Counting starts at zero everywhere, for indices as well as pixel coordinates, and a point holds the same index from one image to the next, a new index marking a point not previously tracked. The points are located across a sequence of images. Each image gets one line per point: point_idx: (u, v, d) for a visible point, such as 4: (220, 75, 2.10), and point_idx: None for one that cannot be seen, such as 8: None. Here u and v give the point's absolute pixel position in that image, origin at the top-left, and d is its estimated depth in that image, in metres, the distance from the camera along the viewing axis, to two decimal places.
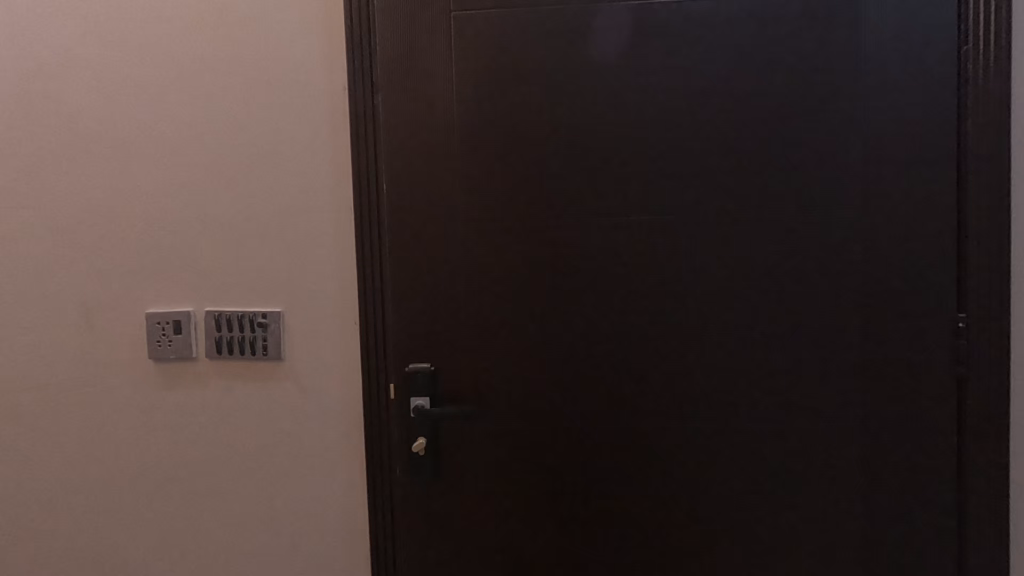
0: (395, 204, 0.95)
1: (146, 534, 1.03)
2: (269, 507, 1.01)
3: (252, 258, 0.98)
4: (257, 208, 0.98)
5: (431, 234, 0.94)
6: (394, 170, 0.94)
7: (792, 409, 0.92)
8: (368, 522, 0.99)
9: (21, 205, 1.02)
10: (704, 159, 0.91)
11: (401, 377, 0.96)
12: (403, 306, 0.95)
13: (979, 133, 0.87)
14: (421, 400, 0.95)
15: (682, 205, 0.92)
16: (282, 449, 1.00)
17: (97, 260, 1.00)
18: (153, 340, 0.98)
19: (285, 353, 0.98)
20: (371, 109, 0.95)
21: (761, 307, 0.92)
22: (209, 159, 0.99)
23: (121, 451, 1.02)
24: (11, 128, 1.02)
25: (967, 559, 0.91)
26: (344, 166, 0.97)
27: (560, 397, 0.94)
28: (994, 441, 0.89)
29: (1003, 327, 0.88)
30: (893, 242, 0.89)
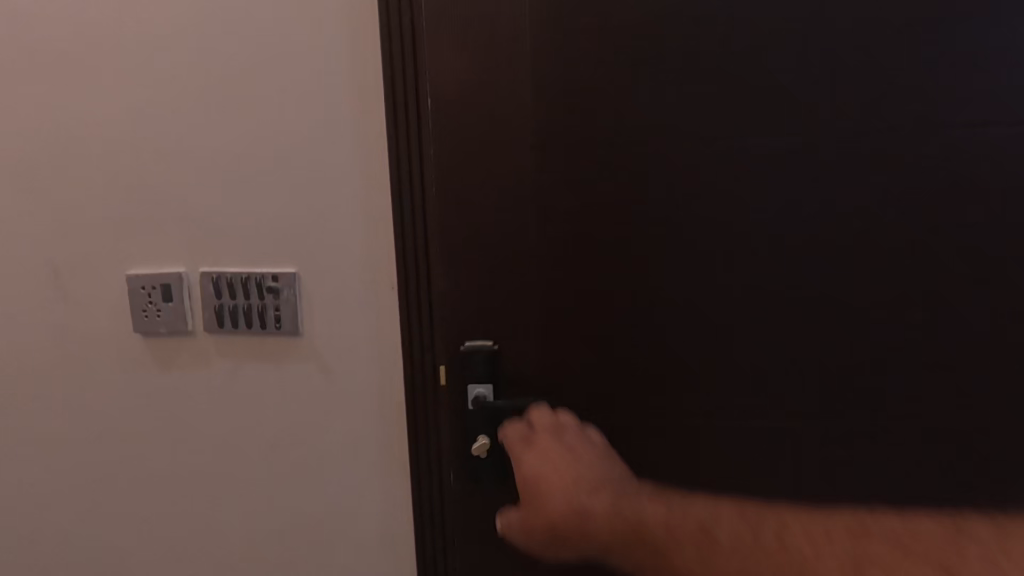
0: (445, 139, 0.71)
1: (146, 539, 0.86)
2: (290, 513, 0.82)
3: (257, 207, 0.76)
4: (260, 141, 0.75)
5: (493, 179, 0.71)
6: (442, 94, 0.70)
7: (985, 409, 0.68)
8: (412, 531, 0.81)
9: None
10: (870, 68, 0.65)
11: (454, 358, 0.74)
12: (458, 272, 0.73)
13: None
14: (482, 388, 0.74)
15: (839, 130, 0.66)
16: (304, 443, 0.80)
17: (60, 211, 0.79)
18: (139, 310, 0.78)
19: (303, 326, 0.77)
20: (411, 8, 0.70)
21: (947, 272, 0.67)
22: (194, 76, 0.74)
23: (110, 444, 0.83)
24: None
25: None
26: (375, 87, 0.72)
27: (660, 390, 0.73)
28: None
29: None
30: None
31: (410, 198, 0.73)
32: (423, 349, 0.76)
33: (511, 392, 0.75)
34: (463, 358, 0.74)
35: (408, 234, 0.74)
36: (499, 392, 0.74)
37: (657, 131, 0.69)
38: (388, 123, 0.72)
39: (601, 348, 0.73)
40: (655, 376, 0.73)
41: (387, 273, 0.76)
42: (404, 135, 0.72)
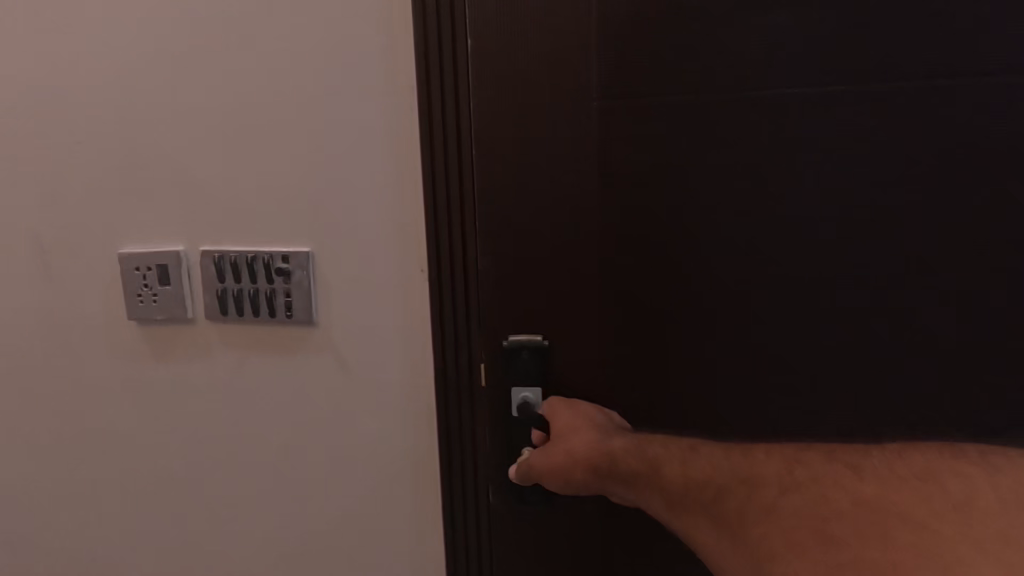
0: (490, 95, 0.59)
1: (146, 548, 0.77)
2: (304, 524, 0.73)
3: (263, 176, 0.65)
4: (265, 97, 0.64)
5: (547, 145, 0.59)
6: (487, 39, 0.58)
7: None
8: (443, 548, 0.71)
9: None
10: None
11: (498, 355, 0.64)
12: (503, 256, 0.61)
13: None
14: (528, 391, 0.63)
15: (998, 77, 0.51)
16: (319, 447, 0.71)
17: (43, 181, 0.69)
18: (133, 294, 0.69)
19: (318, 314, 0.67)
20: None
21: None
22: (190, 20, 0.64)
23: (105, 444, 0.75)
24: None
25: None
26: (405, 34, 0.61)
27: (752, 400, 0.60)
28: None
29: None
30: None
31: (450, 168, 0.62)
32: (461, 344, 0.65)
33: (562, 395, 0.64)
34: (507, 356, 0.63)
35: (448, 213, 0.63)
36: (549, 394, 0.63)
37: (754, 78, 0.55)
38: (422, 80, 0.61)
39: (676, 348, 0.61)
40: (744, 386, 0.60)
41: (415, 253, 0.65)
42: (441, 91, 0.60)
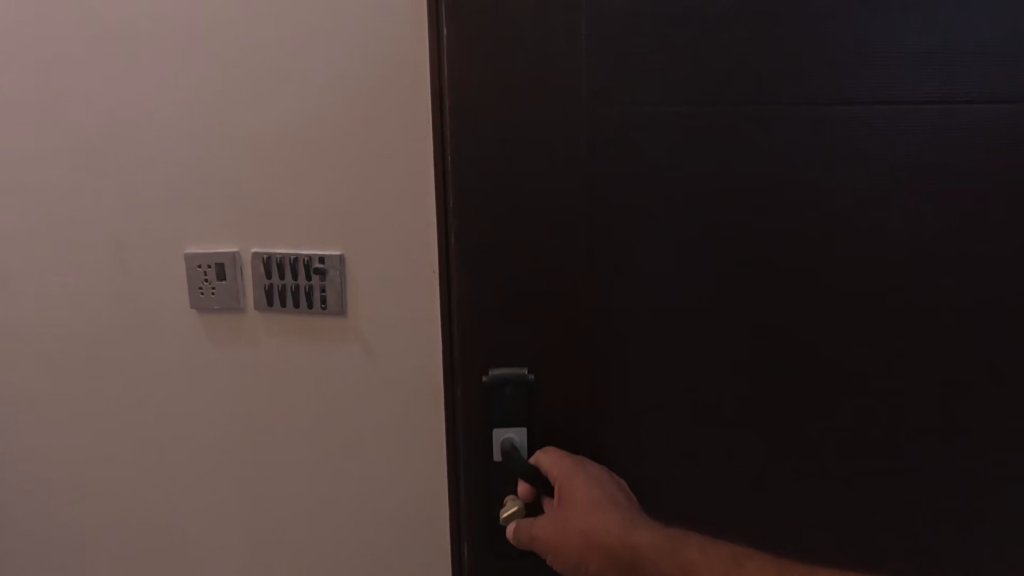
0: (472, 151, 0.67)
1: (196, 502, 0.90)
2: (331, 487, 0.86)
3: (306, 191, 0.78)
4: (310, 126, 0.77)
5: (523, 194, 0.67)
6: (470, 101, 0.66)
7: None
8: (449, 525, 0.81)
9: (32, 122, 0.83)
10: (950, 43, 0.61)
11: (484, 389, 0.72)
12: (484, 291, 0.69)
13: None
14: (511, 434, 0.72)
15: (905, 117, 0.62)
16: (346, 421, 0.83)
17: (124, 189, 0.83)
18: (195, 288, 0.82)
19: (348, 307, 0.79)
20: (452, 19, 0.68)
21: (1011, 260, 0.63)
22: (253, 60, 0.77)
23: (166, 414, 0.88)
24: (10, 23, 0.81)
25: None
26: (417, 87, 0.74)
27: (712, 401, 0.68)
28: None
29: None
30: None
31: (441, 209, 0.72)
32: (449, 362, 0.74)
33: (543, 421, 0.72)
34: (491, 389, 0.72)
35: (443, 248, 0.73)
36: (530, 433, 0.72)
37: (711, 128, 0.64)
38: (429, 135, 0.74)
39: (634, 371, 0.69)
40: (694, 395, 0.69)
41: (429, 257, 0.78)
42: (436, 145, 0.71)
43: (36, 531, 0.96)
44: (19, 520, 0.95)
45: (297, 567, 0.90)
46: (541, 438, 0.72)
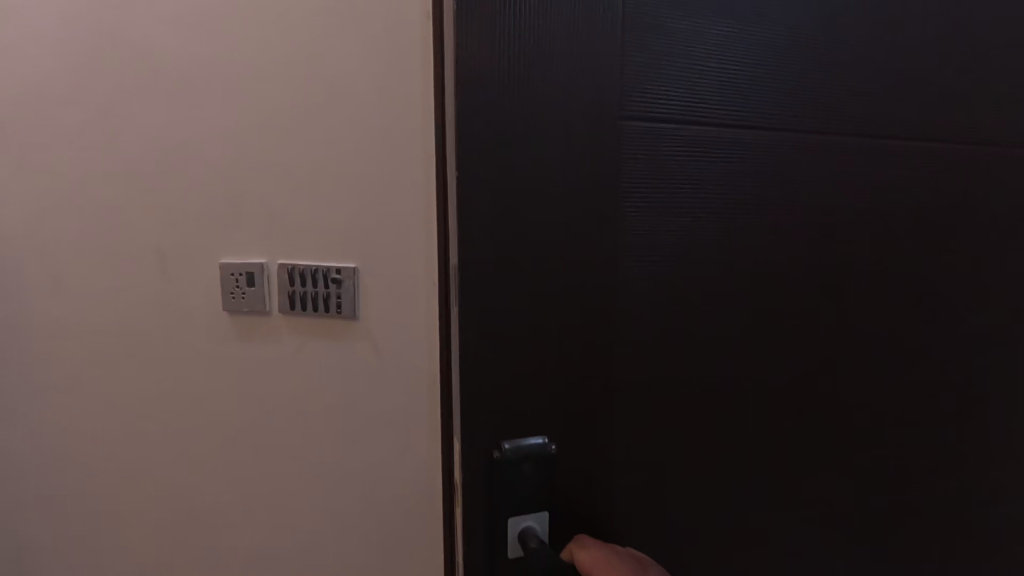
0: (488, 190, 0.47)
1: (221, 482, 1.02)
2: (341, 472, 0.96)
3: (324, 211, 0.88)
4: (327, 154, 0.87)
5: (561, 210, 0.49)
6: (484, 119, 0.46)
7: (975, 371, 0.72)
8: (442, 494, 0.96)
9: (96, 147, 0.97)
10: (938, 93, 0.64)
11: (498, 469, 0.51)
12: (500, 363, 0.50)
13: None
14: (529, 518, 0.53)
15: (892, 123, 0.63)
16: (356, 413, 0.93)
17: (171, 206, 0.95)
18: (227, 292, 0.94)
19: (360, 312, 0.90)
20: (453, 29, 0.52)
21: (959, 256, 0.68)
22: (282, 96, 0.88)
23: (199, 401, 1.00)
24: (84, 66, 0.95)
25: None
26: (428, 125, 0.85)
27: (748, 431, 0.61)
28: None
29: None
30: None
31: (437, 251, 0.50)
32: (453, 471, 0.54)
33: (571, 499, 0.55)
34: (506, 468, 0.51)
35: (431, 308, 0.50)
36: (558, 522, 0.54)
37: (757, 143, 0.56)
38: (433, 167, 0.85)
39: (675, 436, 0.57)
40: (732, 428, 0.60)
41: (430, 271, 0.88)
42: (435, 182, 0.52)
43: (85, 501, 1.10)
44: (71, 492, 1.10)
45: (305, 549, 1.00)
46: (571, 521, 0.55)
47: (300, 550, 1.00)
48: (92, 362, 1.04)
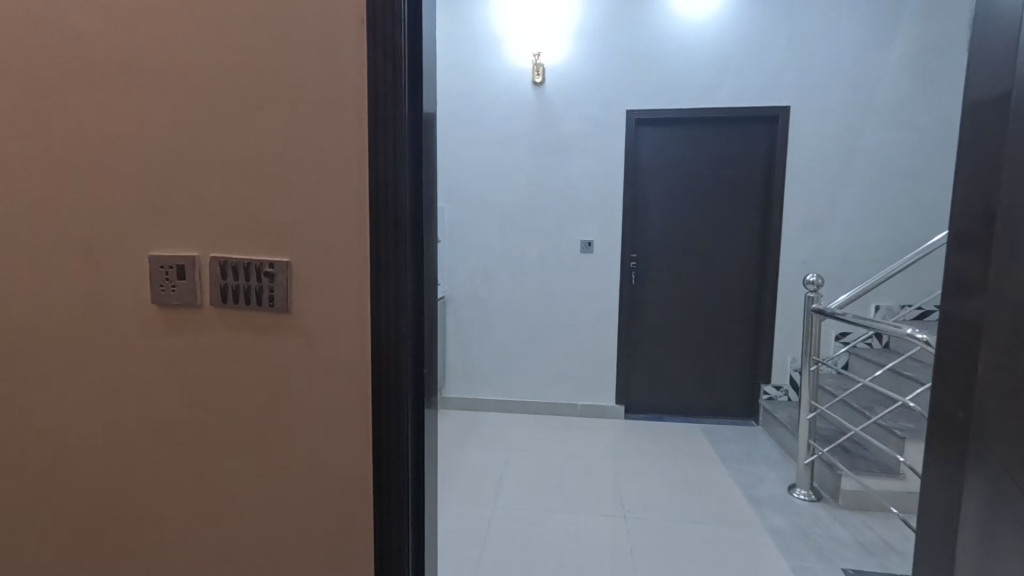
0: None
1: (149, 478, 1.00)
2: (272, 467, 0.95)
3: (259, 206, 0.89)
4: (262, 152, 0.88)
5: None
6: None
7: (967, 342, 0.86)
8: (371, 504, 0.93)
9: (20, 137, 0.95)
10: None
11: None
12: None
13: (997, 117, 0.81)
14: None
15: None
16: (287, 407, 0.93)
17: (100, 200, 0.94)
18: (157, 285, 0.94)
19: (292, 306, 0.91)
20: (393, 82, 0.84)
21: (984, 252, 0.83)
22: (218, 91, 0.88)
23: (125, 397, 0.99)
24: (8, 53, 0.94)
25: (940, 519, 0.91)
26: (363, 125, 0.85)
27: None
28: (946, 404, 0.91)
29: (970, 298, 0.86)
30: (1002, 222, 0.79)
31: (395, 203, 0.86)
32: (401, 345, 0.89)
33: None
34: None
35: (395, 239, 0.87)
36: None
37: None
38: (368, 168, 0.86)
39: None
40: None
41: (362, 268, 0.88)
42: (387, 171, 0.85)
43: (7, 504, 1.06)
44: None
45: (239, 545, 0.99)
46: None
47: (230, 546, 0.99)
48: (14, 358, 1.01)
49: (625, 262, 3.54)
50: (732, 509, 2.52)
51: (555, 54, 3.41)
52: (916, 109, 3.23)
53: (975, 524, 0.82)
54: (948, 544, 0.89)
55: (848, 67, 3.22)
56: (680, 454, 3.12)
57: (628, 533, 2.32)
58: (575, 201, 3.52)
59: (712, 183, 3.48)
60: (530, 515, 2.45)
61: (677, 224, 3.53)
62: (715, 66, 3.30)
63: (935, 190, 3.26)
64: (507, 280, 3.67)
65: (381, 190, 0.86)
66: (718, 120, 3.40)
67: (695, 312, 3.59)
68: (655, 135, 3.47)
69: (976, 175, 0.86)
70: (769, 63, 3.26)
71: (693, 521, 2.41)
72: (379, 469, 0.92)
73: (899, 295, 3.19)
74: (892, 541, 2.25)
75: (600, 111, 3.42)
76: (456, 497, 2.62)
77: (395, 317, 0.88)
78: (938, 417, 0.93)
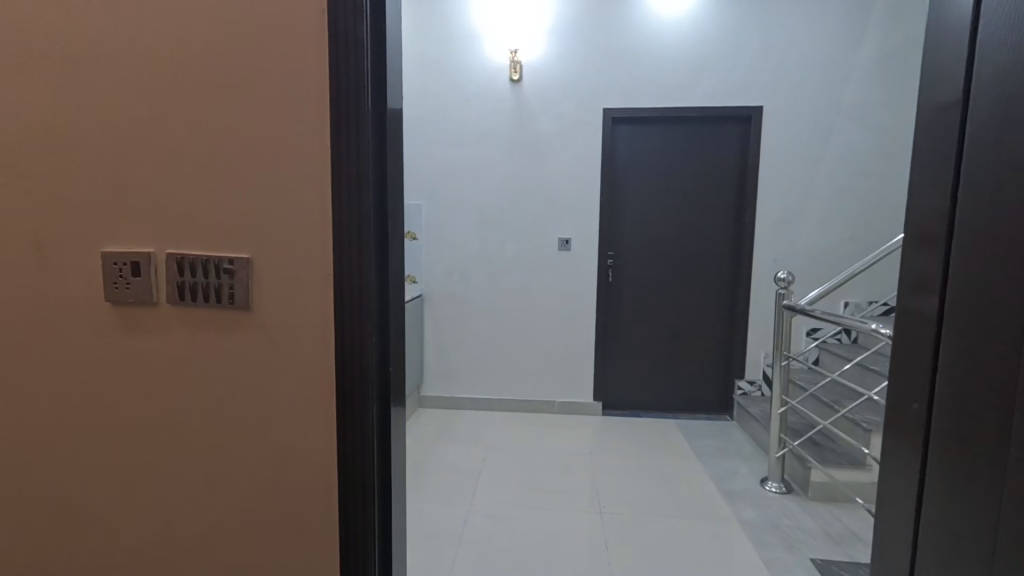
0: None
1: (104, 481, 0.97)
2: (233, 467, 0.93)
3: (218, 200, 0.87)
4: (221, 145, 0.86)
5: None
6: None
7: (916, 337, 0.89)
8: (338, 504, 0.92)
9: None
10: (995, 119, 0.74)
11: None
12: None
13: (948, 119, 0.83)
14: None
15: (999, 146, 0.73)
16: (249, 407, 0.91)
17: (49, 195, 0.91)
18: (110, 282, 0.90)
19: (253, 303, 0.89)
20: (355, 77, 0.83)
21: (932, 251, 0.86)
22: (175, 84, 0.86)
23: (78, 397, 0.95)
24: None
25: (894, 503, 0.95)
26: (326, 120, 0.84)
27: None
28: (896, 394, 0.95)
29: (919, 293, 0.89)
30: (955, 221, 0.81)
31: (360, 199, 0.84)
32: (367, 343, 0.88)
33: None
34: None
35: (359, 235, 0.85)
36: None
37: None
38: (332, 163, 0.84)
39: None
40: None
41: (325, 265, 0.87)
42: (351, 166, 0.84)
43: None
44: None
45: (198, 549, 0.96)
46: None
47: (190, 549, 0.97)
48: None
49: (602, 259, 3.56)
50: (705, 503, 2.56)
51: (532, 52, 3.40)
52: (882, 110, 3.31)
53: (927, 510, 0.86)
54: (899, 528, 0.93)
55: (819, 69, 3.29)
56: (656, 450, 3.15)
57: (605, 529, 2.33)
58: (552, 200, 3.53)
59: (687, 182, 3.52)
60: (506, 513, 2.44)
61: (653, 222, 3.56)
62: (690, 65, 3.34)
63: (900, 189, 3.35)
64: (485, 277, 3.66)
65: (344, 186, 0.84)
66: (692, 119, 3.45)
67: (670, 308, 3.63)
68: (631, 134, 3.50)
69: (926, 176, 0.88)
70: (742, 64, 3.31)
71: (668, 516, 2.44)
72: (344, 470, 0.90)
73: (866, 292, 3.28)
74: (859, 531, 2.32)
75: (577, 109, 3.43)
76: (432, 496, 2.60)
77: (360, 313, 0.87)
78: (894, 410, 0.96)
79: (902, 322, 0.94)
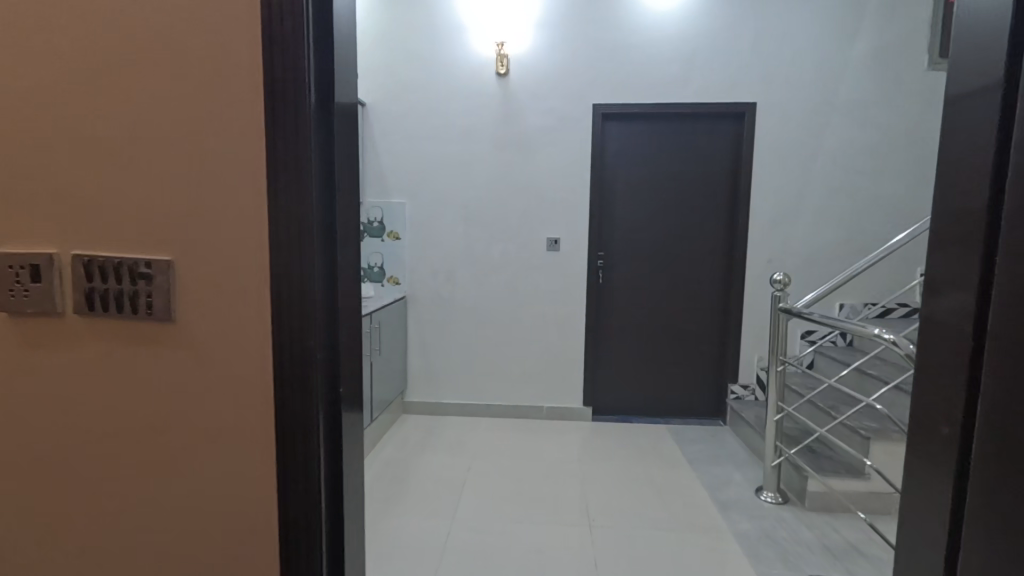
0: None
1: (8, 519, 0.83)
2: (157, 503, 0.80)
3: (132, 193, 0.74)
4: (135, 128, 0.73)
5: None
6: None
7: (945, 352, 0.78)
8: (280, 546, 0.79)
9: None
10: None
11: None
12: None
13: (980, 105, 0.72)
14: None
15: None
16: (173, 434, 0.78)
17: None
18: (7, 289, 0.77)
19: (175, 314, 0.76)
20: (292, 45, 0.69)
21: (963, 254, 0.75)
22: (79, 54, 0.72)
23: None
24: None
25: (916, 538, 0.83)
26: (258, 97, 0.71)
27: None
28: (921, 415, 0.84)
29: (946, 304, 0.78)
30: (994, 220, 0.70)
31: (300, 191, 0.71)
32: (310, 361, 0.75)
33: None
34: None
35: (299, 234, 0.72)
36: None
37: None
38: (266, 149, 0.71)
39: None
40: None
41: (259, 268, 0.74)
42: (290, 152, 0.71)
43: None
44: None
45: None
46: None
47: None
48: None
49: (591, 260, 3.44)
50: (697, 514, 2.45)
51: (519, 45, 3.28)
52: (878, 108, 3.23)
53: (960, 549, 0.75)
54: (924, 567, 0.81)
55: (813, 65, 3.20)
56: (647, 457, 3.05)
57: (592, 543, 2.22)
58: (540, 198, 3.41)
59: (678, 180, 3.42)
60: (488, 526, 2.33)
61: (644, 222, 3.46)
62: (681, 61, 3.24)
63: (897, 190, 3.27)
64: (470, 279, 3.53)
65: (281, 176, 0.71)
66: (684, 115, 3.34)
67: (661, 311, 3.53)
68: (621, 131, 3.39)
69: (953, 170, 0.77)
70: (735, 60, 3.21)
71: (659, 528, 2.33)
72: (286, 507, 0.78)
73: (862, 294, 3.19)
74: (858, 543, 2.22)
75: (565, 105, 3.31)
76: (412, 508, 2.47)
77: (302, 326, 0.74)
78: (916, 433, 0.85)
79: (927, 335, 0.83)
